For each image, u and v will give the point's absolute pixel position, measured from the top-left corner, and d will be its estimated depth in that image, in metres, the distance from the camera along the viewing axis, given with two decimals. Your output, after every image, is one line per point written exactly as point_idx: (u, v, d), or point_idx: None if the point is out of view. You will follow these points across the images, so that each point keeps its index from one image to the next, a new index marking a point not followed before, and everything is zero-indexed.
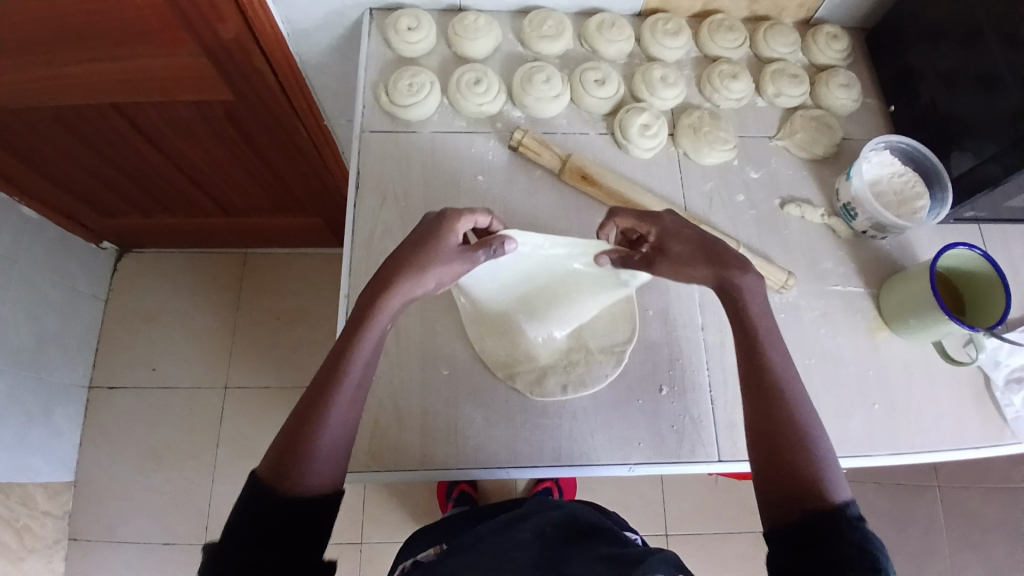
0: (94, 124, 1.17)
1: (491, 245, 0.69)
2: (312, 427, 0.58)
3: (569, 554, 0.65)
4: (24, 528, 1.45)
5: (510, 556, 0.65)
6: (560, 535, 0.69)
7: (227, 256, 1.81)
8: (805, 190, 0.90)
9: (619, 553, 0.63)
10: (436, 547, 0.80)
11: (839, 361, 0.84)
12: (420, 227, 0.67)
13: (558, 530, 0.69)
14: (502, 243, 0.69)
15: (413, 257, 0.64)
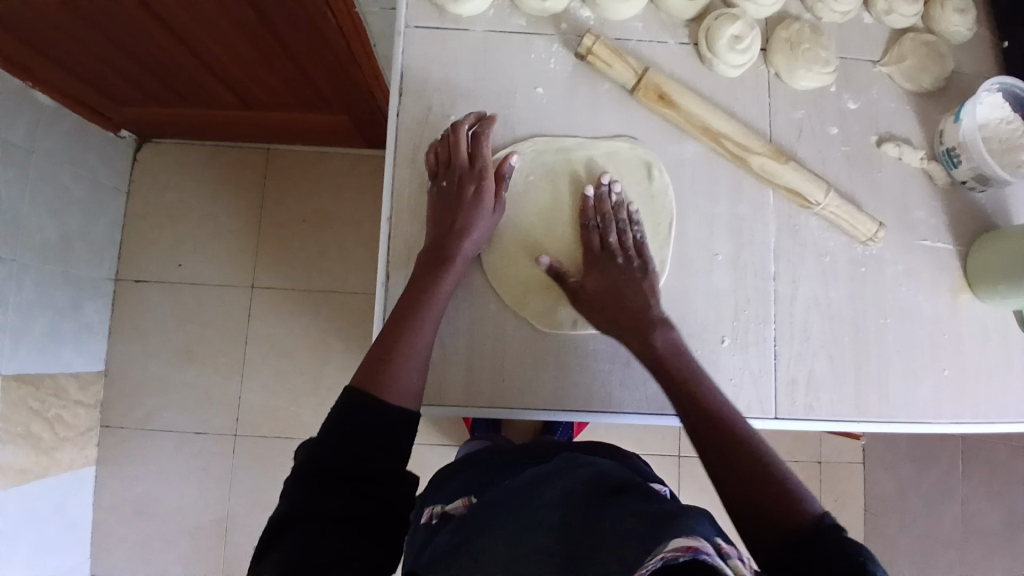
0: (101, 6, 1.05)
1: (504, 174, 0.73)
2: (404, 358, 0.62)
3: (603, 513, 0.57)
4: (56, 418, 1.49)
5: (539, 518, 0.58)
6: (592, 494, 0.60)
7: (249, 151, 1.73)
8: (906, 126, 0.78)
9: (652, 508, 0.55)
10: (466, 498, 0.71)
11: (915, 322, 0.75)
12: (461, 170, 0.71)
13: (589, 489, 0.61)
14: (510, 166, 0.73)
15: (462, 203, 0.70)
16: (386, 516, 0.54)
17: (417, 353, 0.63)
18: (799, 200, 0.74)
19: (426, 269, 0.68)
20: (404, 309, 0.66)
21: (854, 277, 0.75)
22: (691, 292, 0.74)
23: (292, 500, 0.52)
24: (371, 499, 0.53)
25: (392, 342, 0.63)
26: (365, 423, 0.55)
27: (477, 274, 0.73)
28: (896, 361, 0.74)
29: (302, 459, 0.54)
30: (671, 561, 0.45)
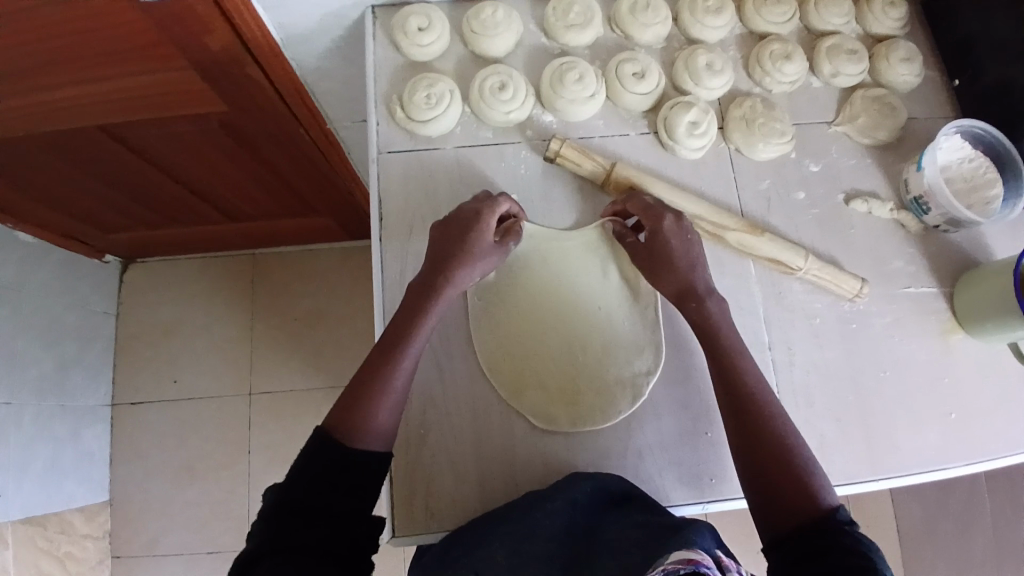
0: (82, 148, 1.09)
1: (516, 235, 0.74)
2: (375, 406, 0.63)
3: (607, 522, 0.62)
4: (66, 555, 1.45)
5: (542, 526, 0.60)
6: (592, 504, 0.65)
7: (236, 258, 1.75)
8: (868, 182, 0.81)
9: (652, 515, 0.61)
10: None
11: (912, 370, 0.77)
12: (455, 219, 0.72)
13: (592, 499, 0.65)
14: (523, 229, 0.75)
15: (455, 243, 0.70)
16: (354, 550, 0.57)
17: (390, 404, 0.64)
18: (780, 268, 0.77)
19: (402, 312, 0.68)
20: (384, 349, 0.66)
21: (847, 335, 0.76)
22: (693, 374, 0.74)
23: (264, 537, 0.55)
24: (347, 534, 0.57)
25: (366, 387, 0.63)
26: (337, 466, 0.59)
27: (478, 387, 0.73)
28: (900, 412, 0.75)
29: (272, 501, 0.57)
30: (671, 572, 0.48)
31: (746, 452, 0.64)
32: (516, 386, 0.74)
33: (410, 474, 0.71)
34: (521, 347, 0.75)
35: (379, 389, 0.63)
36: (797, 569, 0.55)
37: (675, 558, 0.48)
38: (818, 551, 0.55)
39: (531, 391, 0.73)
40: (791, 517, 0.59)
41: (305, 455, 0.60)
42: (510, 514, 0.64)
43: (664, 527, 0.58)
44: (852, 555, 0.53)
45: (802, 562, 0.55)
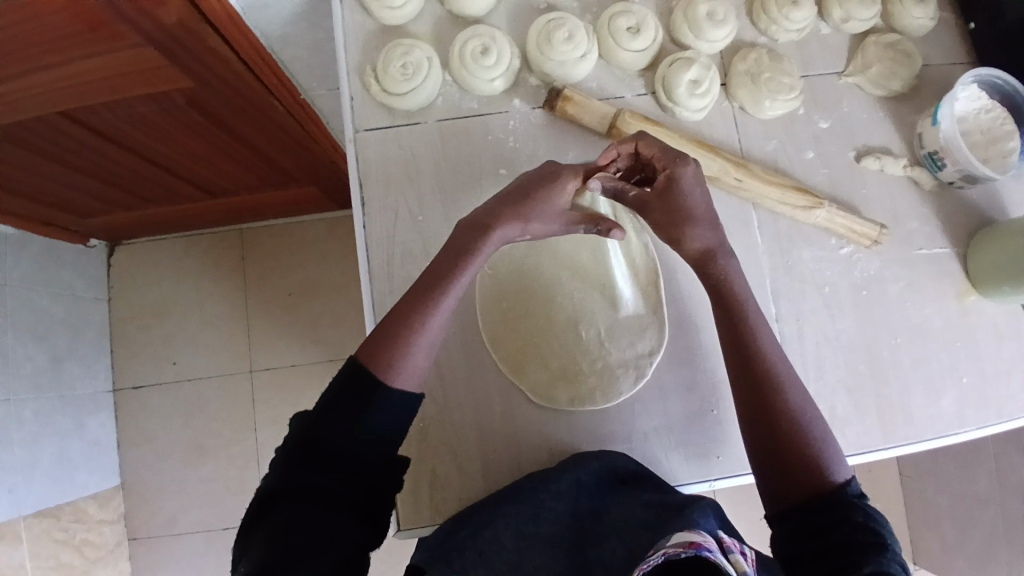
0: (47, 136, 1.02)
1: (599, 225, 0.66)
2: (404, 346, 0.57)
3: (609, 505, 0.62)
4: (84, 542, 1.48)
5: (546, 505, 0.61)
6: (598, 485, 0.64)
7: (223, 235, 1.69)
8: (882, 136, 0.76)
9: (659, 498, 0.61)
10: None
11: (927, 335, 0.73)
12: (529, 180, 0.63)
13: (598, 479, 0.65)
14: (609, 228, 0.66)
15: (523, 203, 0.61)
16: (371, 499, 0.55)
17: (418, 348, 0.58)
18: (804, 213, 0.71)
19: (449, 246, 0.61)
20: (428, 278, 0.60)
21: (860, 303, 0.73)
22: (699, 350, 0.71)
23: (279, 476, 0.53)
24: (363, 482, 0.55)
25: (402, 319, 0.58)
26: (361, 411, 0.55)
27: (477, 381, 0.69)
28: (914, 379, 0.72)
29: (295, 432, 0.55)
30: (672, 556, 0.49)
31: (753, 423, 0.60)
32: (518, 357, 0.70)
33: (412, 471, 0.67)
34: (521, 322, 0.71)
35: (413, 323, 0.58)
36: (802, 547, 0.54)
37: (676, 543, 0.50)
38: (826, 531, 0.53)
39: (532, 366, 0.70)
40: (799, 488, 0.57)
41: (337, 388, 0.56)
42: (516, 492, 0.63)
43: (670, 505, 0.59)
44: (861, 531, 0.52)
45: (807, 538, 0.54)
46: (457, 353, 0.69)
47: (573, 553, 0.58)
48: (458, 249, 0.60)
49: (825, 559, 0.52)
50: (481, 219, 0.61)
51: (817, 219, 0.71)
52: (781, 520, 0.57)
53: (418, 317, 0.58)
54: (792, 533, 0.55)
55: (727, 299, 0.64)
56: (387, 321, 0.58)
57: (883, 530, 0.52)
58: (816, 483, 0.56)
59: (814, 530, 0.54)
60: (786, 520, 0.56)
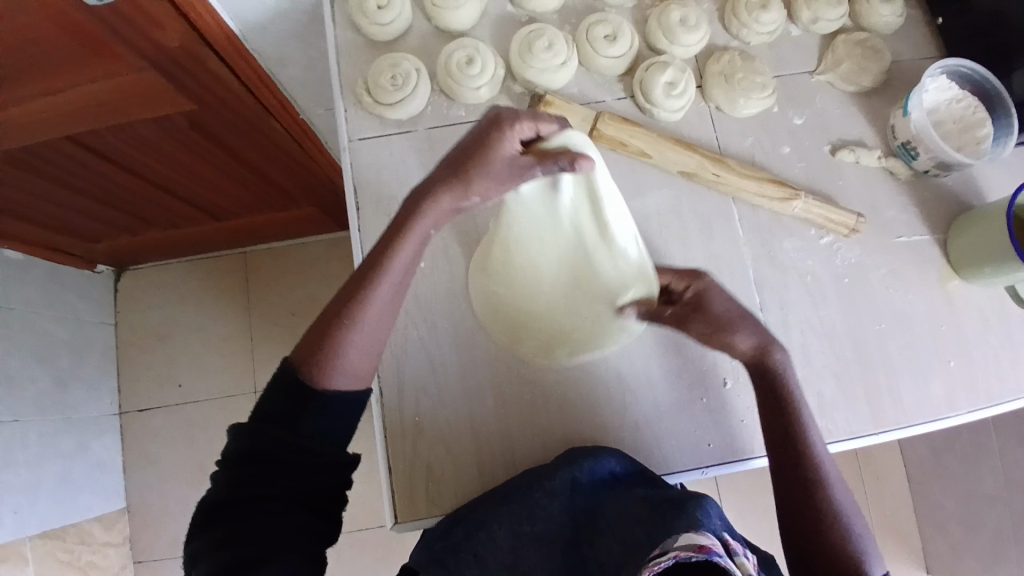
0: (54, 161, 1.07)
1: (559, 161, 0.60)
2: (342, 337, 0.57)
3: (605, 503, 0.60)
4: (87, 564, 1.50)
5: (539, 505, 0.60)
6: (594, 486, 0.62)
7: (227, 258, 1.73)
8: (856, 130, 0.79)
9: (656, 492, 0.58)
10: None
11: (912, 319, 0.75)
12: (471, 135, 0.58)
13: (594, 481, 0.63)
14: (573, 160, 0.60)
15: (462, 167, 0.57)
16: (323, 498, 0.58)
17: (355, 339, 0.58)
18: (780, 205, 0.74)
19: (393, 220, 0.59)
20: (366, 269, 0.58)
21: (842, 290, 0.74)
22: (685, 340, 0.73)
23: (224, 486, 0.55)
24: (312, 482, 0.57)
25: (338, 310, 0.58)
26: (298, 414, 0.57)
27: (470, 373, 0.71)
28: (900, 363, 0.73)
29: (233, 444, 0.57)
30: (684, 560, 0.46)
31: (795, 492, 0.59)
32: (513, 330, 0.72)
33: (408, 465, 0.69)
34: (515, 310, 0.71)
35: (348, 316, 0.58)
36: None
37: (687, 546, 0.47)
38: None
39: (527, 340, 0.72)
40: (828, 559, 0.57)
41: (272, 391, 0.58)
42: (512, 493, 0.62)
43: (664, 497, 0.56)
44: None
45: None
46: (449, 348, 0.71)
47: (570, 546, 0.57)
48: (398, 237, 0.58)
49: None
50: (421, 198, 0.58)
51: (795, 210, 0.74)
52: None
53: (352, 309, 0.58)
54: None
55: (779, 389, 0.61)
56: (321, 317, 0.58)
57: None
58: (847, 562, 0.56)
59: None
60: None
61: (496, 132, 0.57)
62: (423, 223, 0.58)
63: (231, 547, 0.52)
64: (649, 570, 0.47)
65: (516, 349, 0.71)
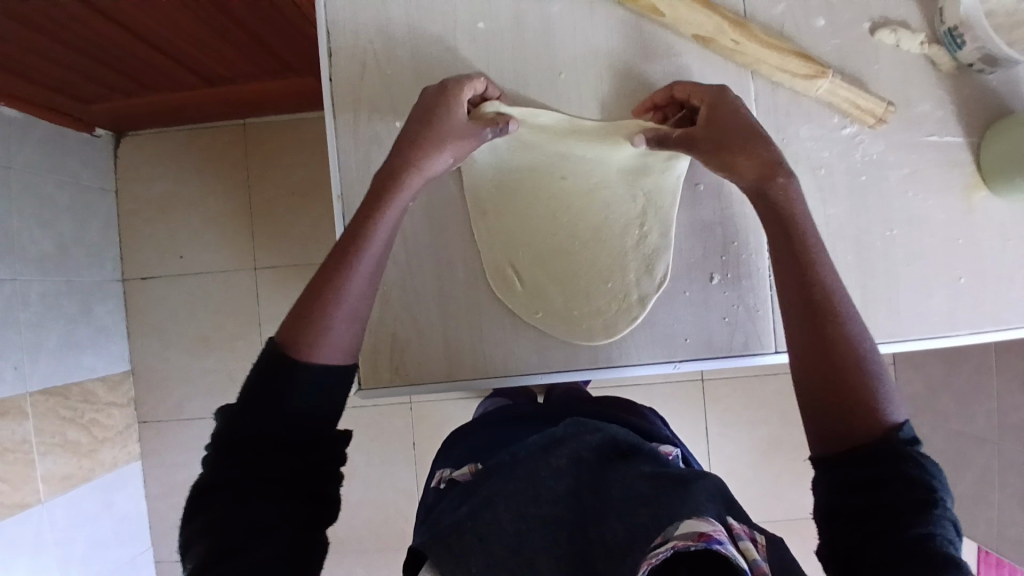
0: (40, 9, 0.97)
1: (497, 123, 0.64)
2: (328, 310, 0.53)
3: (610, 478, 0.57)
4: (92, 422, 1.48)
5: (545, 482, 0.55)
6: (598, 461, 0.59)
7: (225, 129, 1.61)
8: (904, 7, 0.68)
9: (659, 471, 0.56)
10: (474, 464, 0.68)
11: (926, 228, 0.69)
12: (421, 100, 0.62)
13: (596, 454, 0.60)
14: (508, 122, 0.64)
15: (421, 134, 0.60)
16: (319, 478, 0.50)
17: (350, 294, 0.54)
18: (807, 82, 0.66)
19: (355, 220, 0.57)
20: (346, 240, 0.56)
21: (855, 188, 0.68)
22: (673, 233, 0.69)
23: (213, 467, 0.48)
24: (305, 459, 0.50)
25: (316, 290, 0.54)
26: (289, 388, 0.50)
27: (444, 242, 0.68)
28: (905, 273, 0.68)
29: (222, 424, 0.50)
30: (681, 550, 0.43)
31: (808, 353, 0.54)
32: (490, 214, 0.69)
33: (376, 330, 0.68)
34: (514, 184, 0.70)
35: (333, 287, 0.54)
36: (845, 501, 0.48)
37: (686, 535, 0.44)
38: (873, 486, 0.47)
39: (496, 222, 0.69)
40: (848, 437, 0.50)
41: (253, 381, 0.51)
42: (516, 467, 0.58)
43: (669, 478, 0.54)
44: (904, 483, 0.46)
45: (854, 493, 0.48)
46: (424, 218, 0.68)
47: (575, 532, 0.52)
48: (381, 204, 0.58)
49: (874, 519, 0.46)
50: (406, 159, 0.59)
51: (819, 90, 0.66)
52: (825, 470, 0.50)
53: (336, 283, 0.54)
54: (833, 485, 0.49)
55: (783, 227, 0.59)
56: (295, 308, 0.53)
57: (937, 488, 0.46)
58: (868, 434, 0.49)
59: (861, 484, 0.48)
60: (827, 475, 0.50)
61: (455, 90, 0.61)
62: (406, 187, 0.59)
63: (224, 532, 0.46)
64: (646, 563, 0.43)
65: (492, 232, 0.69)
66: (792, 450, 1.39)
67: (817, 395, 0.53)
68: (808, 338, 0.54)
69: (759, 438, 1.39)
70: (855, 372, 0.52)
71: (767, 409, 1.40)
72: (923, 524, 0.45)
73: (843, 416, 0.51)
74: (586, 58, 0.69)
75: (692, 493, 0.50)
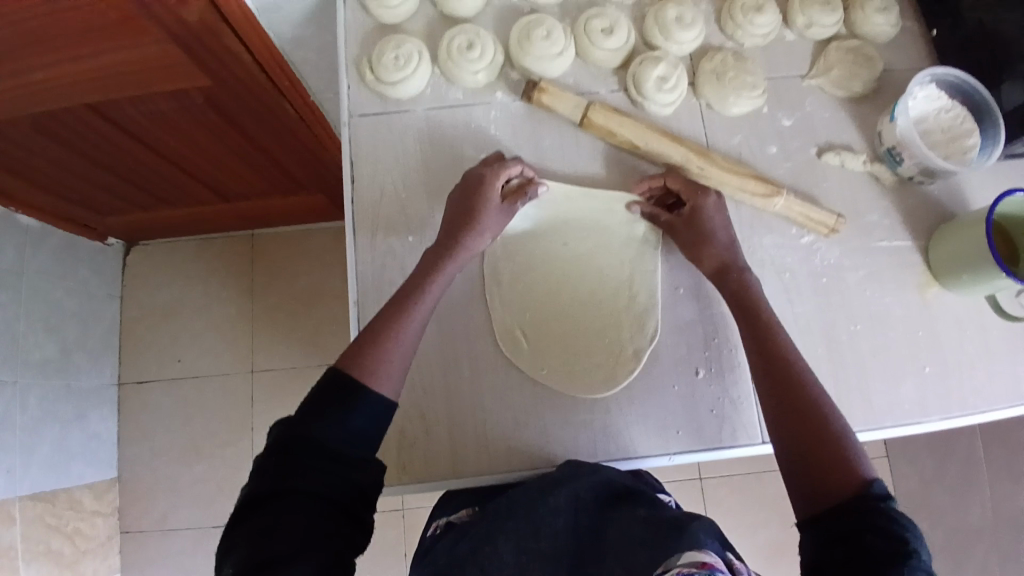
0: (73, 128, 1.07)
1: (526, 192, 0.74)
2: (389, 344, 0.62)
3: (609, 521, 0.59)
4: (75, 532, 1.43)
5: (546, 526, 0.59)
6: (595, 506, 0.61)
7: (234, 240, 1.70)
8: (844, 134, 0.80)
9: (655, 513, 0.57)
10: (468, 508, 0.73)
11: (887, 322, 0.76)
12: (467, 179, 0.74)
13: (595, 499, 0.62)
14: (535, 189, 0.75)
15: (466, 207, 0.71)
16: (362, 502, 0.56)
17: (406, 333, 0.64)
18: (766, 196, 0.75)
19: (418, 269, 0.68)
20: (406, 290, 0.67)
21: (820, 289, 0.76)
22: (659, 332, 0.74)
23: (263, 479, 0.53)
24: (353, 482, 0.55)
25: (384, 323, 0.63)
26: (344, 412, 0.57)
27: (450, 342, 0.74)
28: (874, 364, 0.74)
29: (280, 437, 0.55)
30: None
31: (781, 421, 0.60)
32: (502, 319, 0.75)
33: (384, 427, 0.71)
34: (518, 283, 0.76)
35: (396, 325, 0.64)
36: (825, 554, 0.51)
37: (689, 562, 0.46)
38: (849, 537, 0.50)
39: (508, 322, 0.75)
40: (827, 494, 0.54)
41: (318, 397, 0.58)
42: (515, 509, 0.62)
43: (665, 518, 0.55)
44: (879, 533, 0.49)
45: (831, 546, 0.51)
46: (431, 319, 0.74)
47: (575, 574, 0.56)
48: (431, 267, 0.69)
49: (852, 569, 0.48)
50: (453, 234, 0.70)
51: (776, 207, 0.76)
52: (809, 527, 0.54)
53: (398, 323, 0.64)
54: (816, 542, 0.52)
55: (745, 299, 0.68)
56: (359, 338, 0.63)
57: (912, 537, 0.49)
58: (843, 490, 0.54)
59: (840, 535, 0.51)
60: (810, 533, 0.53)
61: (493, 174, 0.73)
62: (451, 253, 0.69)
63: (274, 538, 0.50)
64: None
65: (507, 330, 0.75)
66: (795, 551, 1.37)
67: (795, 457, 0.58)
68: (779, 405, 0.61)
69: (760, 535, 1.38)
70: (823, 433, 0.58)
71: (766, 508, 1.39)
72: (899, 571, 0.47)
73: (819, 476, 0.56)
74: (574, 181, 0.79)
75: (691, 529, 0.51)
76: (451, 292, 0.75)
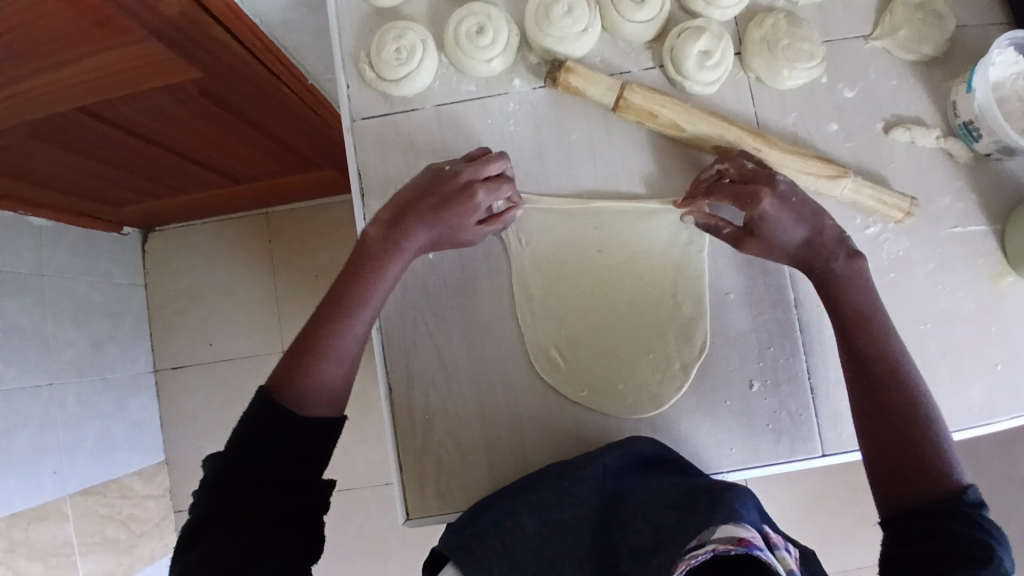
0: (71, 131, 0.99)
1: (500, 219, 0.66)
2: (323, 356, 0.59)
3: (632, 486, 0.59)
4: (129, 517, 1.45)
5: (572, 492, 0.58)
6: (623, 469, 0.61)
7: (250, 220, 1.61)
8: (913, 104, 0.70)
9: (687, 481, 0.57)
10: None
11: (957, 319, 0.68)
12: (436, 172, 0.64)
13: (624, 462, 0.62)
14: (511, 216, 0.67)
15: (429, 199, 0.63)
16: (306, 517, 0.55)
17: (346, 338, 0.60)
18: (835, 176, 0.66)
19: (362, 251, 0.63)
20: (348, 286, 0.62)
21: (885, 287, 0.68)
22: (707, 344, 0.69)
23: (206, 504, 0.53)
24: (294, 500, 0.54)
25: (321, 325, 0.60)
26: (274, 432, 0.55)
27: (483, 368, 0.69)
28: (940, 367, 0.67)
29: (213, 468, 0.54)
30: (721, 555, 0.43)
31: (872, 411, 0.58)
32: (539, 339, 0.69)
33: (419, 460, 0.69)
34: (552, 297, 0.70)
35: (333, 329, 0.60)
36: (902, 551, 0.52)
37: (725, 539, 0.43)
38: (926, 541, 0.51)
39: (548, 337, 0.69)
40: (912, 492, 0.54)
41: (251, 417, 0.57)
42: (540, 483, 0.61)
43: (698, 489, 0.54)
44: (961, 537, 0.50)
45: (909, 544, 0.52)
46: (461, 343, 0.69)
47: (601, 531, 0.55)
48: (375, 257, 0.62)
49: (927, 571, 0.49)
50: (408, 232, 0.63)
51: (844, 189, 0.67)
52: (890, 521, 0.54)
53: (334, 328, 0.60)
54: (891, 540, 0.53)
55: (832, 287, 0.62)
56: (298, 342, 0.60)
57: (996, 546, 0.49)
58: (931, 493, 0.53)
59: (919, 535, 0.51)
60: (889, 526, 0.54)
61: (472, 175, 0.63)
62: (401, 253, 0.63)
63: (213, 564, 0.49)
64: (684, 564, 0.43)
65: (542, 349, 0.69)
66: None
67: (882, 450, 0.56)
68: (868, 395, 0.58)
69: None
70: (917, 431, 0.56)
71: None
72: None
73: (906, 473, 0.55)
74: (606, 181, 0.71)
75: (728, 501, 0.50)
76: (481, 313, 0.70)
